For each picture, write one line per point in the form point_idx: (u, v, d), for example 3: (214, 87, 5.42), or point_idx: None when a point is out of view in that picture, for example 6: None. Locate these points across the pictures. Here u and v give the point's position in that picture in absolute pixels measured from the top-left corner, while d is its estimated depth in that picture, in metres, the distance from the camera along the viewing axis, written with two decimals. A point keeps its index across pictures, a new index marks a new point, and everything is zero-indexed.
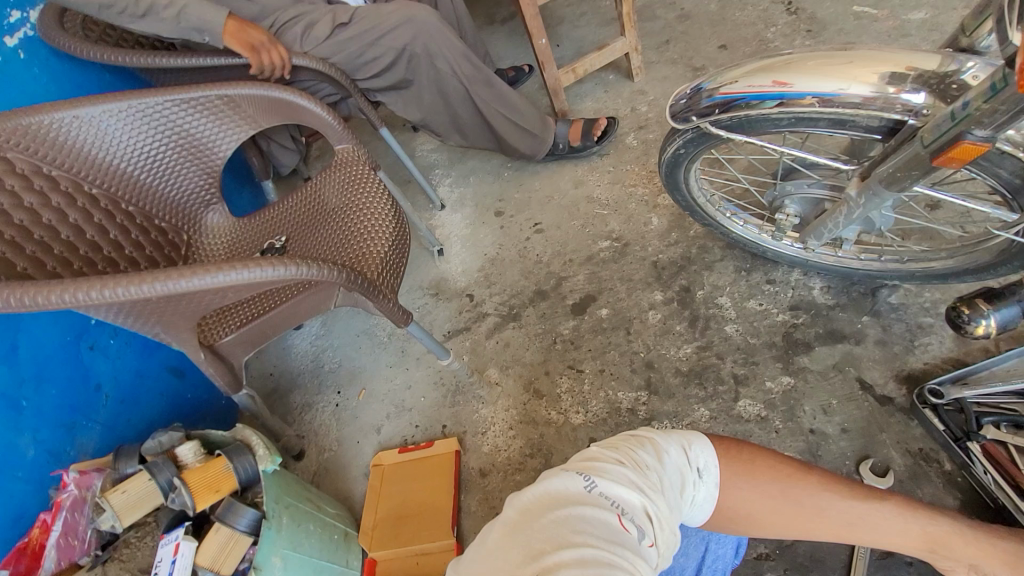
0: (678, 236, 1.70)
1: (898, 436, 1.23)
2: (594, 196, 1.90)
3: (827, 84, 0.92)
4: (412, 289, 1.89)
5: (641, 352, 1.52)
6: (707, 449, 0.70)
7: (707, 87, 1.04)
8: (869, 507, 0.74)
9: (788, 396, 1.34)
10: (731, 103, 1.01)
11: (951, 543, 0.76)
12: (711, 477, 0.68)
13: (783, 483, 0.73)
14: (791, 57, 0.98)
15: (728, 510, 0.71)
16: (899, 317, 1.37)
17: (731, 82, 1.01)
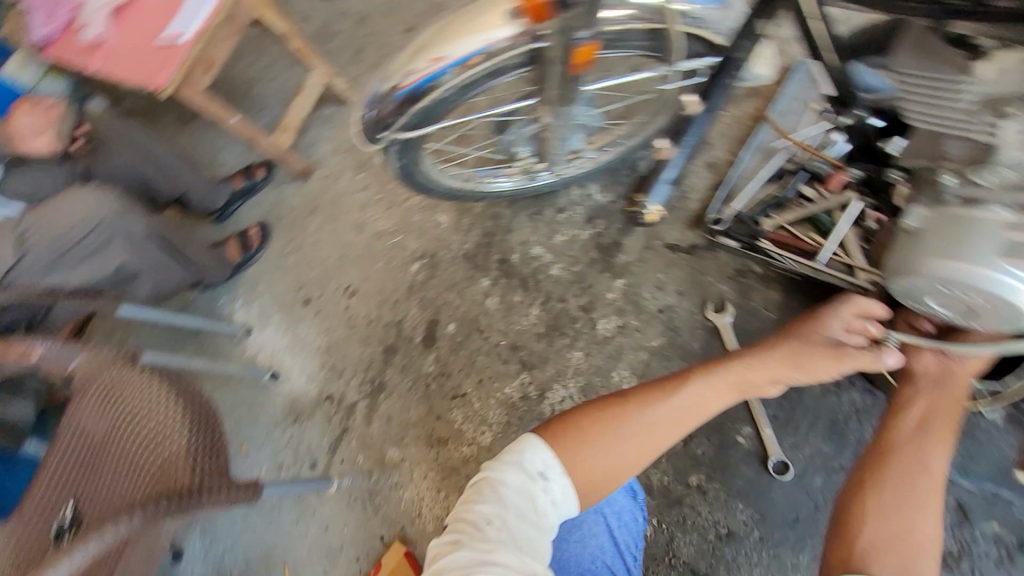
0: (469, 220, 1.72)
1: (717, 269, 1.34)
2: (380, 231, 1.87)
3: (475, 40, 0.92)
4: (268, 429, 1.68)
5: (501, 340, 1.50)
6: (541, 450, 0.73)
7: (384, 90, 0.96)
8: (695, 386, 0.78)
9: (628, 294, 1.39)
10: (411, 97, 0.95)
11: (786, 357, 0.80)
12: (557, 472, 0.71)
13: (618, 421, 0.76)
14: (433, 30, 0.96)
15: (595, 481, 0.73)
16: (664, 174, 1.48)
17: (398, 77, 0.95)
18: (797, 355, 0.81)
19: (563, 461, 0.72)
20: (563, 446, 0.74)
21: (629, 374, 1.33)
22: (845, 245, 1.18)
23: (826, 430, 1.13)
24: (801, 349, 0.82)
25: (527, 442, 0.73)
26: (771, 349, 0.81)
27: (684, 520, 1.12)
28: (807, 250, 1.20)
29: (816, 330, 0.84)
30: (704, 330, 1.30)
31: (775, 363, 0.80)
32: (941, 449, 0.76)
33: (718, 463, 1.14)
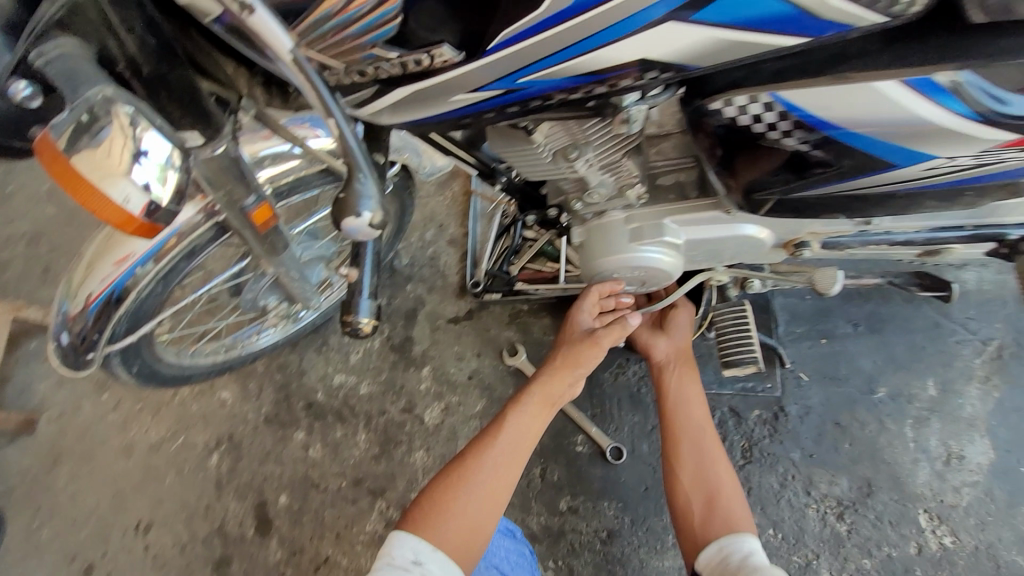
0: (256, 382, 1.62)
1: (497, 320, 1.48)
2: (155, 441, 1.64)
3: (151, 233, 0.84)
4: None
5: (342, 482, 1.41)
6: (410, 540, 0.80)
7: (68, 310, 0.85)
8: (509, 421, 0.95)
9: (438, 378, 1.46)
10: (107, 305, 0.85)
11: (566, 362, 1.01)
12: (426, 551, 0.79)
13: (465, 480, 0.88)
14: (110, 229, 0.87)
15: (464, 535, 0.84)
16: (419, 264, 1.62)
17: (82, 291, 0.84)
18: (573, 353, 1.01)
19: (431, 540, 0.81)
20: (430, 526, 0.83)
21: None
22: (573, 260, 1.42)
23: (631, 404, 1.29)
24: (573, 346, 1.02)
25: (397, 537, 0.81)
26: (551, 365, 1.02)
27: (572, 546, 1.19)
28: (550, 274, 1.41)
29: (574, 331, 1.03)
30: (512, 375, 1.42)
31: (555, 374, 1.00)
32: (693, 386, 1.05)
33: (573, 480, 1.25)
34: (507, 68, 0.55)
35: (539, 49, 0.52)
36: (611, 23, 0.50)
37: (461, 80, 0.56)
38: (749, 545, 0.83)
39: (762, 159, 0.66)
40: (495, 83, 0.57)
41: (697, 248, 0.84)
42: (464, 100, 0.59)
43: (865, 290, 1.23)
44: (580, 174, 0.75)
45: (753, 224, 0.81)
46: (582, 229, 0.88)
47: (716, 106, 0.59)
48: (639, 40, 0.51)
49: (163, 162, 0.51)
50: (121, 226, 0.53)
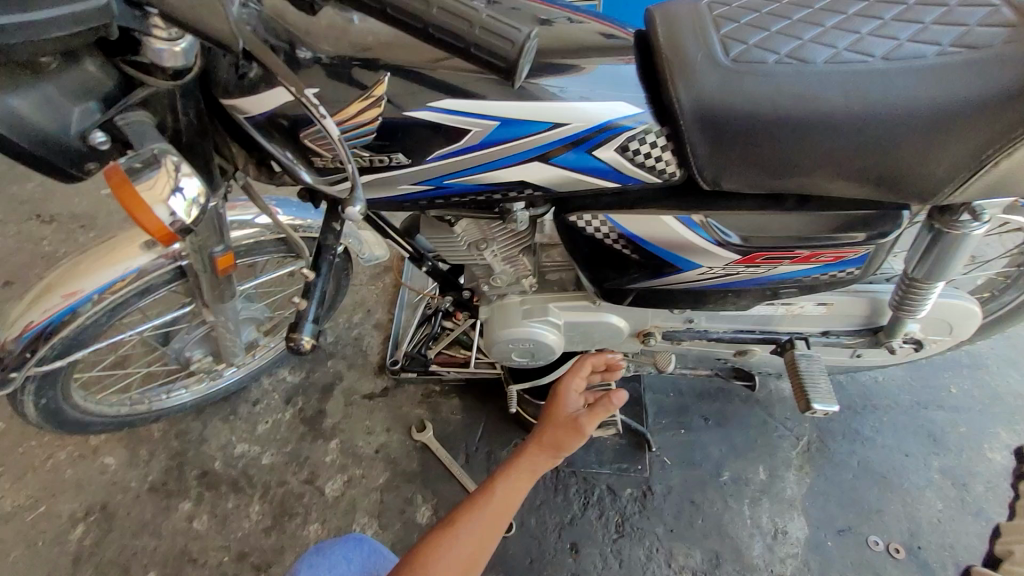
0: (147, 448, 1.56)
1: (410, 398, 1.60)
2: (8, 511, 1.48)
3: (110, 272, 0.95)
4: None
5: (223, 557, 1.35)
6: None
7: (4, 339, 0.93)
8: (505, 488, 0.95)
9: (344, 451, 1.52)
10: (40, 335, 0.94)
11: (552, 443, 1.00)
12: None
13: (453, 530, 0.90)
14: (62, 270, 0.97)
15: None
16: (342, 344, 1.74)
17: (21, 321, 0.94)
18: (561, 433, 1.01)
19: None
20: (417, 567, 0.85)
21: (369, 518, 1.39)
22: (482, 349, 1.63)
23: None
24: (559, 427, 1.01)
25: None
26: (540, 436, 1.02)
27: None
28: (462, 360, 1.60)
29: (563, 410, 1.04)
30: (417, 450, 1.50)
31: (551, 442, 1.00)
32: None
33: None
34: (434, 173, 0.78)
35: (456, 164, 0.77)
36: (507, 155, 0.76)
37: (403, 176, 0.79)
38: None
39: (608, 257, 0.90)
40: (427, 181, 0.80)
41: (574, 329, 1.09)
42: (408, 189, 0.81)
43: (713, 391, 1.52)
44: (488, 260, 1.01)
45: (614, 313, 1.08)
46: (488, 307, 1.11)
47: (573, 219, 0.85)
48: (519, 168, 0.77)
49: (192, 198, 0.66)
50: (155, 236, 0.65)
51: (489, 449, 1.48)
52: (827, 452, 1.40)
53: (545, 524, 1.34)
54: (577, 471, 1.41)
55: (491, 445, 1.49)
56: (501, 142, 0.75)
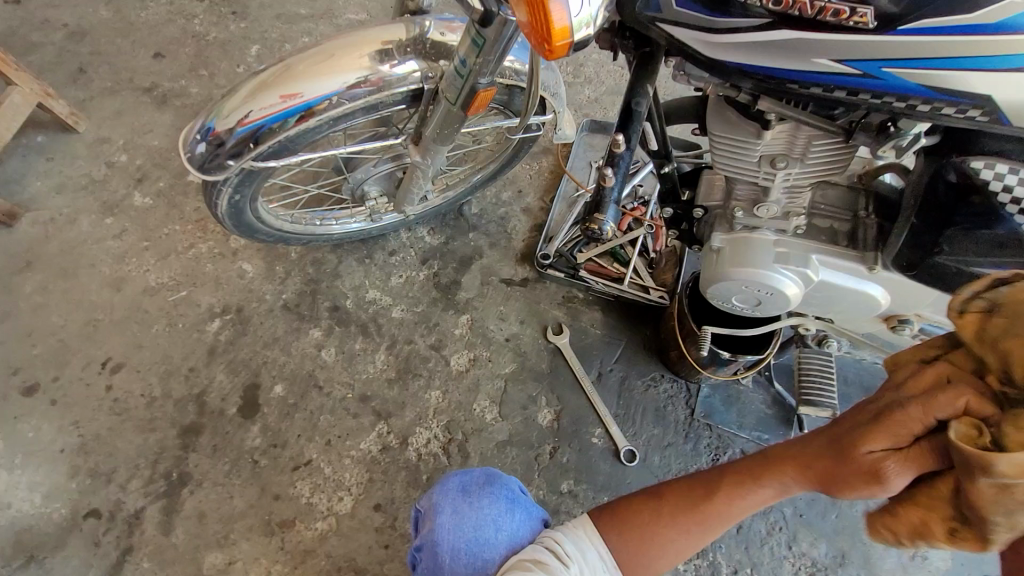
0: (284, 266, 1.55)
1: (549, 297, 1.50)
2: (152, 286, 1.53)
3: (331, 82, 0.84)
4: None
5: (347, 394, 1.37)
6: (586, 545, 0.76)
7: (215, 126, 0.85)
8: (722, 492, 0.73)
9: (474, 328, 1.46)
10: (254, 134, 0.85)
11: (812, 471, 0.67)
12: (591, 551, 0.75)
13: (657, 510, 0.76)
14: (280, 63, 0.86)
15: (631, 560, 0.75)
16: (487, 219, 1.62)
17: (238, 111, 0.84)
18: (835, 457, 0.64)
19: (594, 549, 0.75)
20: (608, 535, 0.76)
21: (490, 403, 1.37)
22: (637, 270, 1.48)
23: (654, 417, 1.35)
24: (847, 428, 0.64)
25: (583, 522, 0.78)
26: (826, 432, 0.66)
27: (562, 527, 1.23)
28: (614, 276, 1.47)
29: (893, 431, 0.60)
30: (548, 352, 1.43)
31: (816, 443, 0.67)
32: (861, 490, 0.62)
33: (581, 466, 1.29)
34: (893, 53, 0.61)
35: (934, 49, 0.60)
36: (993, 53, 0.59)
37: (849, 44, 0.61)
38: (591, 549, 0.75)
39: (964, 221, 0.74)
40: (864, 62, 0.62)
41: (820, 291, 0.91)
42: (821, 66, 0.64)
43: None
44: (772, 181, 0.82)
45: (879, 286, 0.88)
46: (724, 236, 0.94)
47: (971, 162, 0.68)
48: (1002, 76, 0.60)
49: (593, 11, 0.58)
50: (552, 49, 0.58)
51: (624, 374, 1.40)
52: None
53: (668, 465, 1.30)
54: (713, 427, 1.33)
55: (626, 371, 1.40)
56: (1020, 34, 0.57)
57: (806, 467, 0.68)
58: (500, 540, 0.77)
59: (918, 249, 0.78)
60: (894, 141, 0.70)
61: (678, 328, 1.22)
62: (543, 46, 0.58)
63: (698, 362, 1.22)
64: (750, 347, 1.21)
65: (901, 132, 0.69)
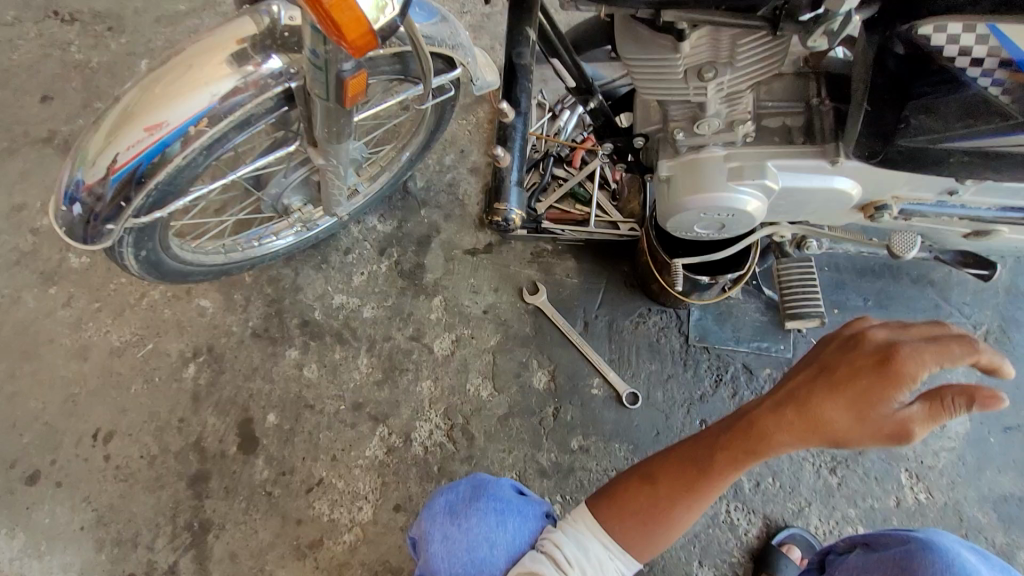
0: (242, 293, 1.48)
1: (518, 257, 1.43)
2: (117, 346, 1.48)
3: (198, 99, 0.72)
4: None
5: (339, 406, 1.35)
6: (591, 538, 0.80)
7: (85, 180, 0.74)
8: (716, 468, 0.77)
9: (450, 308, 1.40)
10: (129, 181, 0.75)
11: (779, 429, 0.72)
12: (592, 547, 0.79)
13: (651, 488, 0.81)
14: (131, 92, 0.74)
15: (638, 536, 0.79)
16: (435, 191, 1.52)
17: (103, 157, 0.73)
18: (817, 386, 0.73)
19: (598, 538, 0.80)
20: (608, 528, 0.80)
21: (483, 379, 1.33)
22: (602, 205, 1.40)
23: (649, 352, 1.30)
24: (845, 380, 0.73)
25: (580, 514, 0.82)
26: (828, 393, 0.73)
27: (581, 483, 1.22)
28: (579, 218, 1.39)
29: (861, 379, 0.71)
30: (529, 314, 1.37)
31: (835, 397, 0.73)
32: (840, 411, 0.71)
33: (587, 420, 1.26)
34: None
35: None
36: None
37: None
38: (593, 542, 0.79)
39: (924, 92, 0.66)
40: None
41: (786, 197, 0.83)
42: None
43: (876, 268, 1.30)
44: (705, 96, 0.72)
45: (847, 177, 0.80)
46: (671, 163, 0.85)
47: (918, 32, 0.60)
48: None
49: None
50: (357, 40, 0.62)
51: (611, 317, 1.34)
52: (1006, 345, 1.22)
53: (673, 398, 1.26)
54: (711, 348, 1.28)
55: (613, 313, 1.35)
56: None
57: (794, 426, 0.73)
58: (497, 556, 0.80)
59: (879, 136, 0.71)
60: (823, 26, 0.62)
61: (652, 262, 1.15)
62: (348, 43, 0.62)
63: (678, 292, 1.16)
64: (729, 266, 1.14)
65: (832, 14, 0.60)
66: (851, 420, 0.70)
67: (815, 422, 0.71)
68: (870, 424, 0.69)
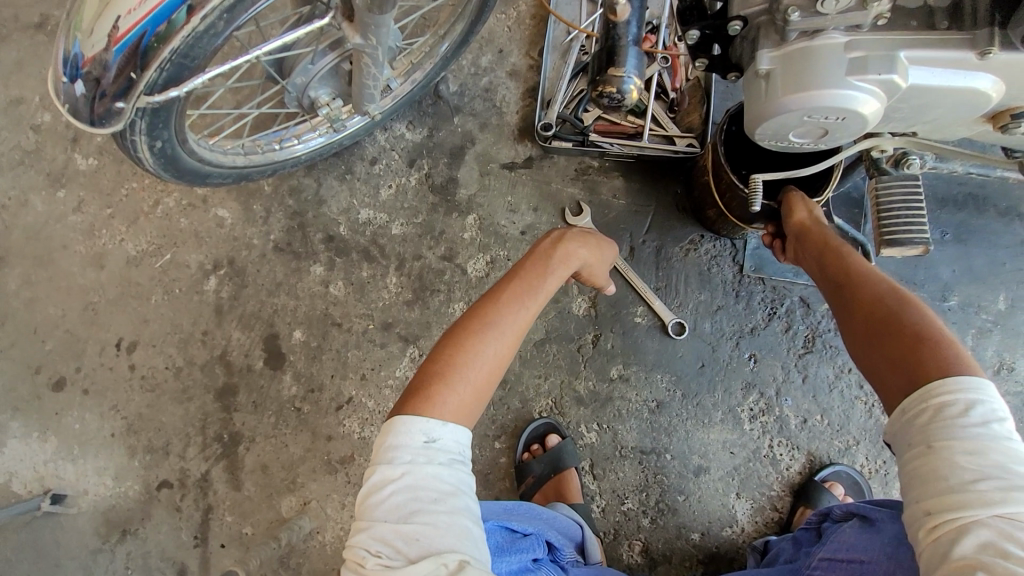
0: (261, 204, 1.38)
1: (560, 174, 1.30)
2: (134, 255, 1.41)
3: None
4: (95, 557, 1.25)
5: (368, 325, 1.29)
6: (394, 456, 0.61)
7: (87, 52, 0.64)
8: (506, 323, 0.73)
9: (485, 227, 1.31)
10: (133, 52, 0.63)
11: (553, 265, 0.84)
12: (409, 480, 0.59)
13: (464, 358, 0.69)
14: None
15: (472, 401, 0.67)
16: (470, 97, 1.37)
17: (106, 24, 0.63)
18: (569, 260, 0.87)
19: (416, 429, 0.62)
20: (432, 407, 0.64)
21: None
22: (657, 118, 1.26)
23: (699, 282, 1.21)
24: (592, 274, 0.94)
25: (388, 429, 0.63)
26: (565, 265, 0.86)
27: (619, 412, 1.17)
28: (631, 132, 1.26)
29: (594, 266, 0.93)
30: None
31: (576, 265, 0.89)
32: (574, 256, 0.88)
33: (628, 349, 1.20)
34: None
35: None
36: None
37: None
38: (401, 476, 0.59)
39: None
40: None
41: (909, 98, 0.70)
42: None
43: (960, 198, 1.17)
44: None
45: (992, 74, 0.66)
46: (773, 55, 0.71)
47: None
48: None
49: None
50: None
51: (659, 243, 1.24)
52: None
53: (721, 331, 1.19)
54: (767, 280, 1.19)
55: (661, 238, 1.24)
56: None
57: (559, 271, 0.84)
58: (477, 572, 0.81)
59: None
60: None
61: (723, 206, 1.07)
62: None
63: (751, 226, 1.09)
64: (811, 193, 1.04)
65: None
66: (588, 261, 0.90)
67: (563, 254, 0.87)
68: (601, 248, 0.95)
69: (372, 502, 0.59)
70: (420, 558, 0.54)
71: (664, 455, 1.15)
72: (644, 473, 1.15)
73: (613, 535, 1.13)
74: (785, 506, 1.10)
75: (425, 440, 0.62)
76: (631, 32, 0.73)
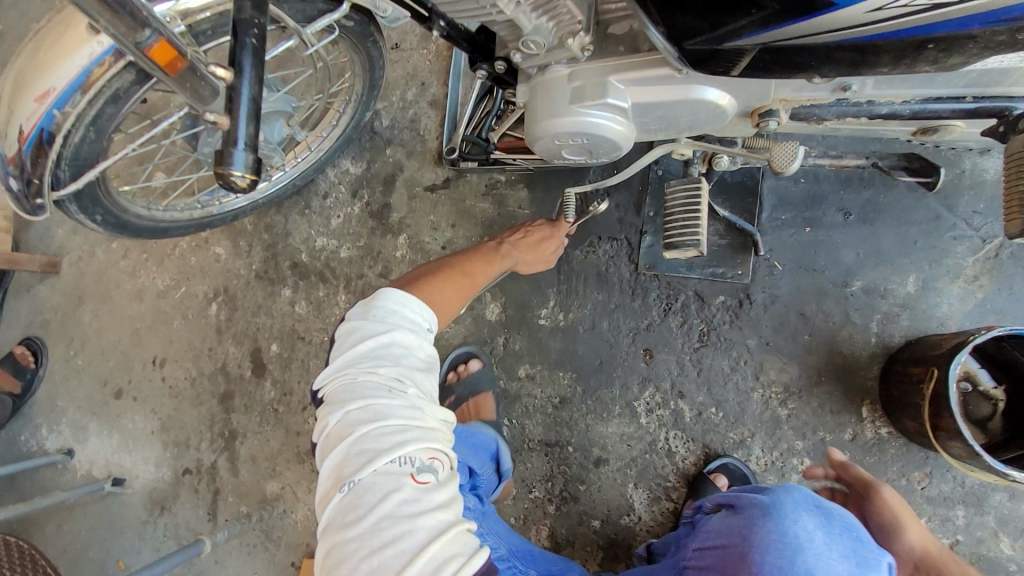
0: (245, 239, 1.66)
1: (474, 192, 1.42)
2: (161, 289, 1.76)
3: (71, 67, 0.79)
4: (144, 526, 1.63)
5: (324, 337, 1.52)
6: (373, 323, 0.81)
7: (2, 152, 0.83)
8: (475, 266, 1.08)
9: (413, 246, 1.46)
10: (41, 145, 0.83)
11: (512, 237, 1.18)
12: (394, 343, 0.81)
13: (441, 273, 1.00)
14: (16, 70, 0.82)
15: (442, 301, 0.96)
16: (399, 128, 1.53)
17: (11, 128, 0.82)
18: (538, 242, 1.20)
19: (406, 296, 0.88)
20: (430, 287, 0.95)
21: None
22: None
23: (597, 282, 1.25)
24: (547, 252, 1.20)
25: (359, 308, 0.85)
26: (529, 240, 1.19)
27: (526, 409, 1.26)
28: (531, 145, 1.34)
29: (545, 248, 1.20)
30: None
31: (536, 251, 1.19)
32: (542, 246, 1.19)
33: (533, 349, 1.28)
34: None
35: None
36: None
37: None
38: (387, 340, 0.80)
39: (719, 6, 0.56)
40: None
41: (650, 114, 0.74)
42: None
43: (867, 175, 1.10)
44: (507, 14, 0.65)
45: (710, 86, 0.69)
46: (526, 86, 0.79)
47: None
48: None
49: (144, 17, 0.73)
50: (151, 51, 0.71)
51: None
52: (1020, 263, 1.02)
53: (618, 329, 1.23)
54: (661, 276, 1.21)
55: None
56: None
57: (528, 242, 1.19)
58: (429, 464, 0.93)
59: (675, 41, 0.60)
60: None
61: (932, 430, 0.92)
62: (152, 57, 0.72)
63: (864, 368, 1.07)
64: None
65: None
66: (540, 253, 1.19)
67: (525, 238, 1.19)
68: (553, 241, 1.21)
69: (355, 363, 0.78)
70: (406, 391, 0.76)
71: (566, 447, 1.22)
72: (548, 464, 1.23)
73: (522, 521, 1.23)
74: (680, 498, 1.14)
75: (403, 310, 0.85)
76: (238, 132, 0.67)
